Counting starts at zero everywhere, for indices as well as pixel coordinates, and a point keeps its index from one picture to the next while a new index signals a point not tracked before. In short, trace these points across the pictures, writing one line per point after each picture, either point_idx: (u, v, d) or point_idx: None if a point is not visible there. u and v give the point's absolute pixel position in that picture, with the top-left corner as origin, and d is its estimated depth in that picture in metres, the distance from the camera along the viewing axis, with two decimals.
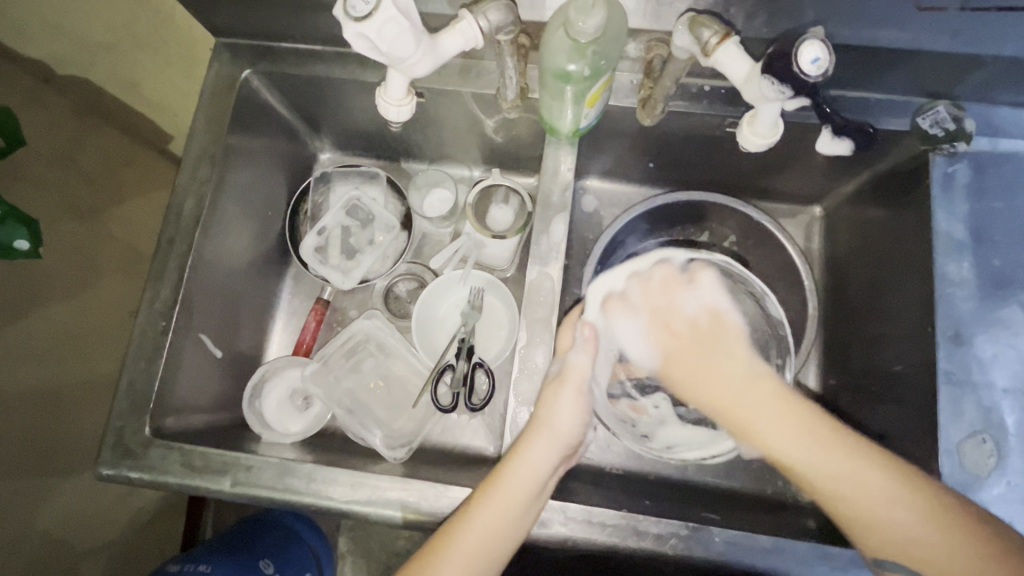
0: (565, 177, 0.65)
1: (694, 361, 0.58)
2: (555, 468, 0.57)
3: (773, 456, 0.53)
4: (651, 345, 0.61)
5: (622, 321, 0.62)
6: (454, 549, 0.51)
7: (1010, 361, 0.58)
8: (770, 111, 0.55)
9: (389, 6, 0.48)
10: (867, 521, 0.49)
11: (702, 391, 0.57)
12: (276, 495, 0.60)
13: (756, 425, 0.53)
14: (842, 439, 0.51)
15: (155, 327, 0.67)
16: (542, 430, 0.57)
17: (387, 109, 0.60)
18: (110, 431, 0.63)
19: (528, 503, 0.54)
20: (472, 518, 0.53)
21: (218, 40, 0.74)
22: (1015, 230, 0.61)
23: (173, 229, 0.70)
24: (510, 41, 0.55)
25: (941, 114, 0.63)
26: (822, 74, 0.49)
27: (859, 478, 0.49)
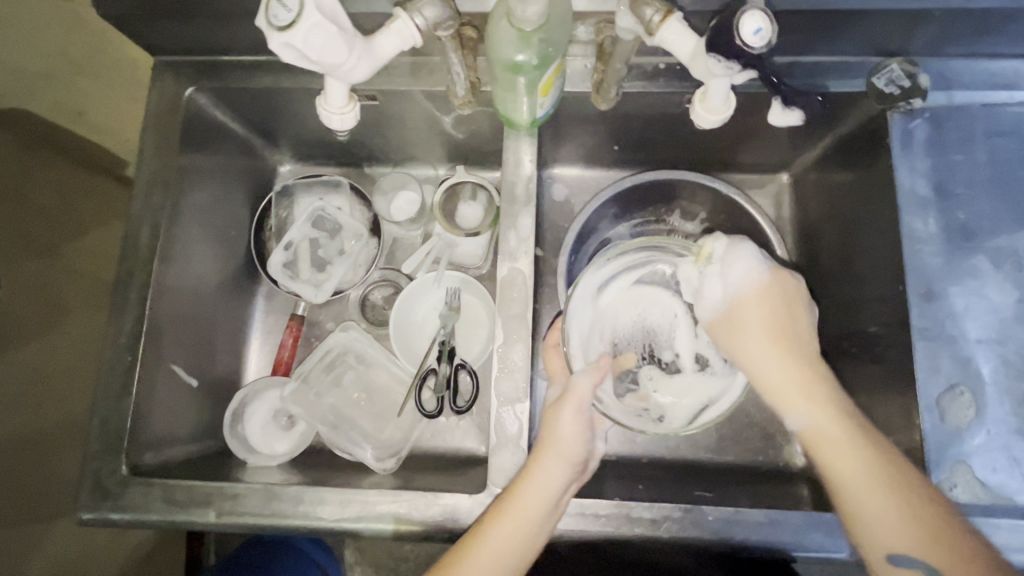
0: (529, 169, 0.63)
1: (773, 325, 0.55)
2: (567, 488, 0.55)
3: (811, 431, 0.52)
4: (754, 282, 0.56)
5: (739, 258, 0.56)
6: (465, 572, 0.52)
7: (981, 311, 0.58)
8: (718, 87, 0.55)
9: (313, 13, 0.47)
10: (846, 504, 0.51)
11: (764, 366, 0.54)
12: (265, 521, 0.59)
13: (794, 394, 0.53)
14: (862, 442, 0.51)
15: (121, 363, 0.65)
16: (550, 454, 0.55)
17: (329, 118, 0.59)
18: (85, 475, 0.61)
19: (539, 527, 0.53)
20: (482, 540, 0.52)
21: (157, 58, 0.71)
22: (976, 182, 0.61)
23: (130, 260, 0.67)
24: (450, 36, 0.53)
25: (895, 72, 0.63)
26: (766, 44, 0.48)
27: (875, 478, 0.50)
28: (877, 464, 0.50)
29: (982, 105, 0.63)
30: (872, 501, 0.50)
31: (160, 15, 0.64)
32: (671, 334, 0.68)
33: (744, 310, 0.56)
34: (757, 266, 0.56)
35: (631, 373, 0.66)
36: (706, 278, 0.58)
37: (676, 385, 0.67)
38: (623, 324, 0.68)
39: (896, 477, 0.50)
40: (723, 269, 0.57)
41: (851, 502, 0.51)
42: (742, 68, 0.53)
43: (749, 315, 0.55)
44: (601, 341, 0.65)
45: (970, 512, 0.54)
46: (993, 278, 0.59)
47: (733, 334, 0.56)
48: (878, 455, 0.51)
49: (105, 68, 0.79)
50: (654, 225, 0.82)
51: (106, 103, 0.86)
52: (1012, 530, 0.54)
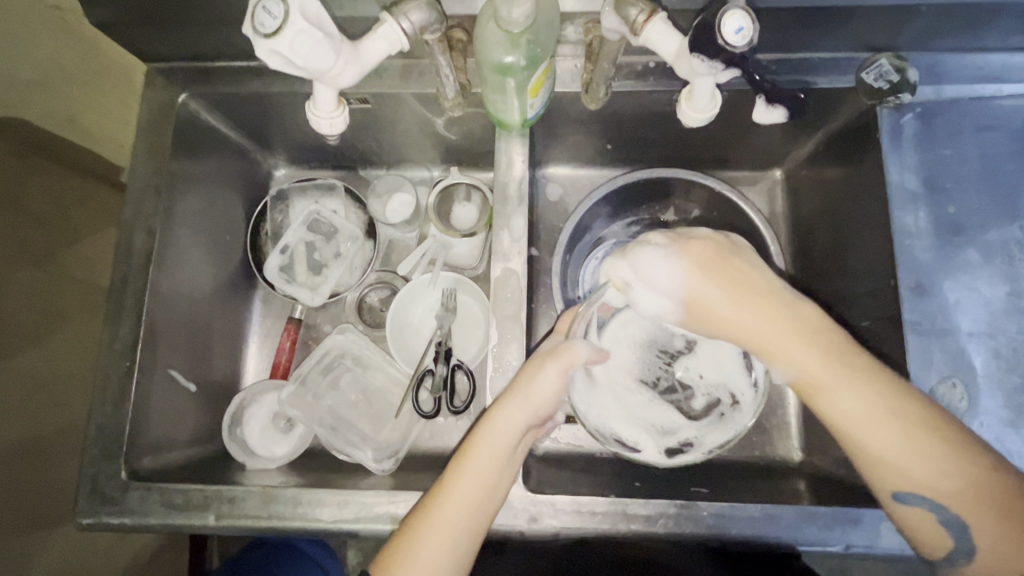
0: (520, 169, 0.64)
1: (732, 290, 0.51)
2: (524, 436, 0.56)
3: (803, 379, 0.51)
4: (682, 270, 0.51)
5: (665, 264, 0.51)
6: (433, 521, 0.52)
7: (973, 304, 0.59)
8: (705, 85, 0.56)
9: (299, 19, 0.48)
10: (865, 445, 0.50)
11: (748, 322, 0.51)
12: (263, 523, 0.60)
13: (787, 347, 0.51)
14: (887, 381, 0.50)
15: (118, 368, 0.66)
16: (513, 397, 0.54)
17: (318, 122, 0.60)
18: (84, 480, 0.62)
19: (496, 476, 0.54)
20: (447, 489, 0.53)
21: (149, 65, 0.71)
22: (966, 175, 0.62)
23: (126, 266, 0.68)
24: (437, 39, 0.54)
25: (884, 67, 0.63)
26: (748, 43, 0.49)
27: (906, 429, 0.49)
28: (909, 404, 0.49)
29: (970, 98, 0.63)
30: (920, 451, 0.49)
31: (152, 22, 0.64)
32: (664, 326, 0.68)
33: (700, 295, 0.51)
34: (670, 258, 0.52)
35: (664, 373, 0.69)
36: (636, 291, 0.53)
37: (699, 359, 0.69)
38: (626, 347, 0.68)
39: (922, 419, 0.49)
40: (655, 269, 0.52)
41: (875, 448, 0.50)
42: (726, 68, 0.53)
43: (704, 296, 0.51)
44: (622, 383, 0.66)
45: None
46: (984, 271, 0.59)
47: (704, 317, 0.52)
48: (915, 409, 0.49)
49: (97, 75, 0.79)
50: (648, 223, 0.82)
51: (98, 110, 0.86)
52: None
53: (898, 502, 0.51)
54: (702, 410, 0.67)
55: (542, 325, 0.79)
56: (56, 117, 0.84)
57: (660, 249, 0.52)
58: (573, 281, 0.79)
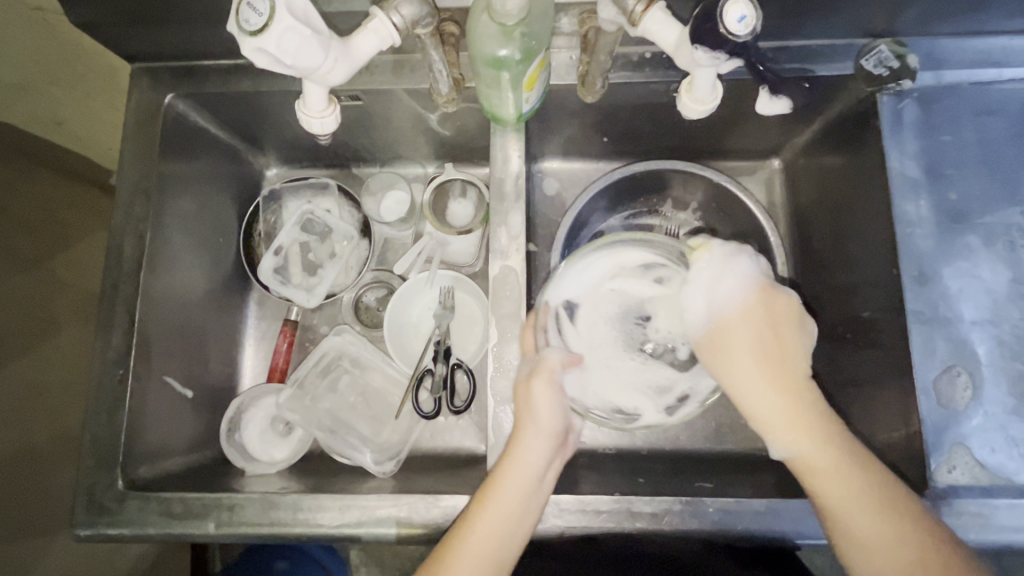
0: (517, 164, 0.62)
1: (761, 355, 0.54)
2: (551, 462, 0.56)
3: (801, 459, 0.53)
4: (736, 301, 0.55)
5: (724, 285, 0.56)
6: (456, 561, 0.51)
7: (975, 292, 0.58)
8: (705, 76, 0.55)
9: (286, 16, 0.46)
10: (842, 527, 0.51)
11: (756, 391, 0.53)
12: (264, 530, 0.59)
13: (783, 425, 0.53)
14: (865, 477, 0.51)
15: (111, 376, 0.64)
16: (529, 429, 0.55)
17: (309, 121, 0.58)
18: (80, 491, 0.61)
19: (523, 509, 0.53)
20: (471, 528, 0.52)
21: (136, 65, 0.69)
22: (967, 162, 0.61)
23: (116, 271, 0.66)
24: (429, 33, 0.52)
25: (884, 54, 0.62)
26: (751, 32, 0.48)
27: (858, 505, 0.51)
28: (863, 479, 0.51)
29: (970, 84, 0.62)
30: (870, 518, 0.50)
31: (136, 21, 0.63)
32: (623, 291, 0.66)
33: (731, 330, 0.55)
34: (742, 287, 0.56)
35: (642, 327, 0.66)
36: (692, 287, 0.58)
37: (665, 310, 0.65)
38: (597, 324, 0.65)
39: (884, 499, 0.51)
40: (722, 278, 0.57)
41: (852, 542, 0.51)
42: (728, 59, 0.52)
43: (739, 332, 0.54)
44: (609, 361, 0.64)
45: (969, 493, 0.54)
46: (986, 258, 0.59)
47: (721, 351, 0.55)
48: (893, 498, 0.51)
49: (80, 79, 0.77)
50: (648, 216, 0.82)
51: (83, 114, 0.84)
52: (1012, 509, 0.54)
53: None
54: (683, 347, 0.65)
55: None
56: (45, 119, 0.82)
57: (747, 271, 0.56)
58: None
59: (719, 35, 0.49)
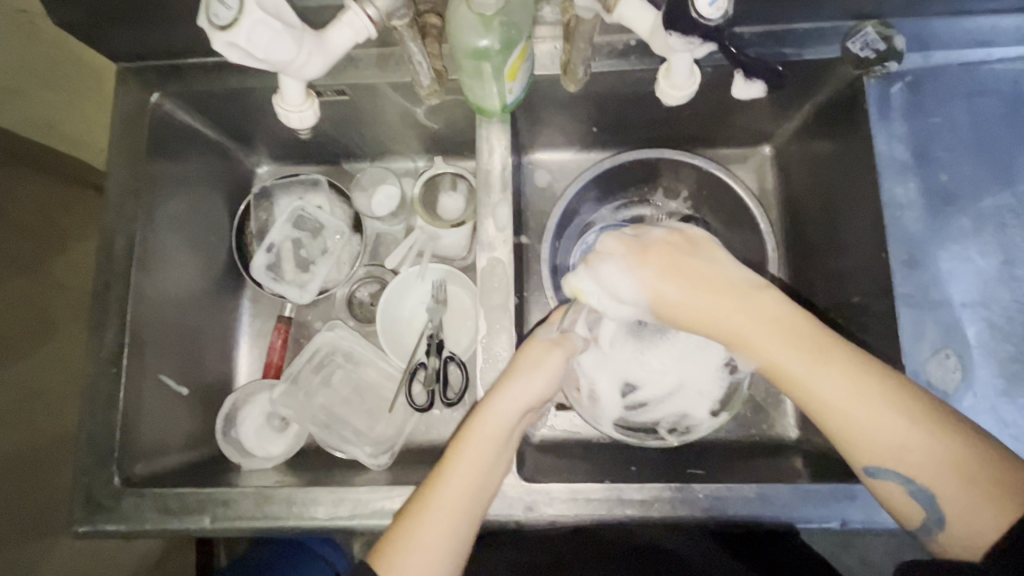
0: (503, 154, 0.62)
1: (700, 291, 0.53)
2: (521, 421, 0.56)
3: (768, 365, 0.51)
4: (636, 282, 0.55)
5: (611, 273, 0.55)
6: (429, 511, 0.52)
7: (965, 274, 0.58)
8: (682, 62, 0.55)
9: (255, 9, 0.46)
10: (850, 433, 0.48)
11: (718, 320, 0.53)
12: (259, 524, 0.60)
13: (753, 335, 0.51)
14: (841, 367, 0.48)
15: (106, 375, 0.65)
16: (509, 382, 0.55)
17: (288, 116, 0.59)
18: (78, 488, 0.62)
19: (492, 460, 0.54)
20: (446, 478, 0.53)
21: (120, 65, 0.69)
22: (957, 144, 0.60)
23: (108, 271, 0.67)
24: (406, 26, 0.52)
25: (869, 36, 0.62)
26: (722, 15, 0.48)
27: (857, 399, 0.47)
28: (858, 370, 0.48)
29: (960, 64, 0.62)
30: (874, 415, 0.47)
31: (121, 20, 0.63)
32: (616, 333, 0.67)
33: (658, 290, 0.54)
34: (626, 271, 0.55)
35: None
36: (596, 296, 0.57)
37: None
38: (641, 356, 0.68)
39: (896, 394, 0.47)
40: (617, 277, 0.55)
41: (843, 432, 0.49)
42: (703, 43, 0.52)
43: (664, 289, 0.54)
44: (680, 344, 0.69)
45: None
46: (975, 240, 0.59)
47: (673, 310, 0.54)
48: (894, 391, 0.48)
49: (67, 76, 0.78)
50: (639, 206, 0.82)
51: (74, 113, 0.84)
52: None
53: (871, 477, 0.49)
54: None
55: (533, 313, 0.78)
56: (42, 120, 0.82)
57: (618, 254, 0.56)
58: (563, 267, 0.78)
59: (691, 20, 0.50)
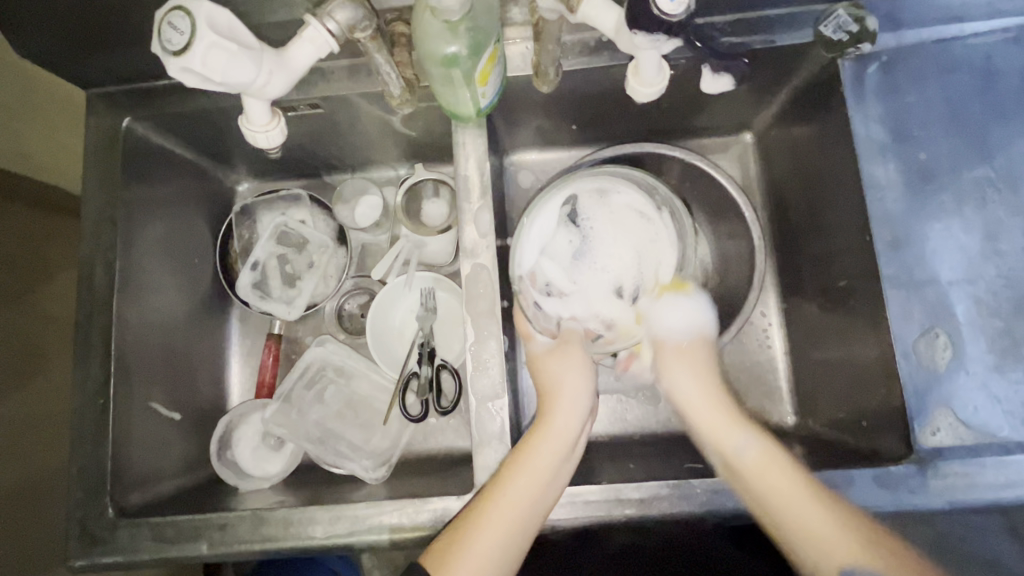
0: (480, 159, 0.61)
1: (705, 371, 0.64)
2: (579, 435, 0.62)
3: (744, 462, 0.57)
4: (687, 330, 0.66)
5: (670, 307, 0.66)
6: (488, 519, 0.54)
7: (949, 251, 0.58)
8: (649, 59, 0.56)
9: (206, 34, 0.47)
10: (786, 519, 0.54)
11: (690, 389, 0.63)
12: (256, 547, 0.59)
13: (724, 427, 0.60)
14: (789, 466, 0.56)
15: (93, 406, 0.64)
16: (563, 395, 0.63)
17: (255, 138, 0.58)
18: (72, 523, 0.61)
19: (559, 467, 0.57)
20: (508, 483, 0.55)
21: (88, 91, 0.68)
22: (935, 121, 0.60)
23: (89, 301, 0.66)
24: (369, 38, 0.51)
25: (841, 18, 0.60)
26: (684, 9, 0.49)
27: (807, 498, 0.54)
28: (794, 468, 0.56)
29: (934, 42, 0.61)
30: (811, 508, 0.53)
31: (84, 45, 0.62)
32: (566, 271, 0.66)
33: (692, 351, 0.65)
34: (687, 314, 0.66)
35: (561, 223, 0.66)
36: (659, 310, 0.66)
37: (533, 242, 0.65)
38: (597, 265, 0.66)
39: (833, 503, 0.53)
40: (675, 308, 0.66)
41: (764, 479, 0.55)
42: (668, 39, 0.53)
43: (699, 351, 0.65)
44: (612, 229, 0.67)
45: (954, 453, 0.54)
46: (959, 217, 0.58)
47: (681, 359, 0.65)
48: (834, 502, 0.53)
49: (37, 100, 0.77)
50: None
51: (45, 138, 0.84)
52: (998, 467, 0.54)
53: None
54: (551, 211, 0.66)
55: None
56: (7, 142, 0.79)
57: (689, 301, 0.67)
58: None
59: (653, 16, 0.50)
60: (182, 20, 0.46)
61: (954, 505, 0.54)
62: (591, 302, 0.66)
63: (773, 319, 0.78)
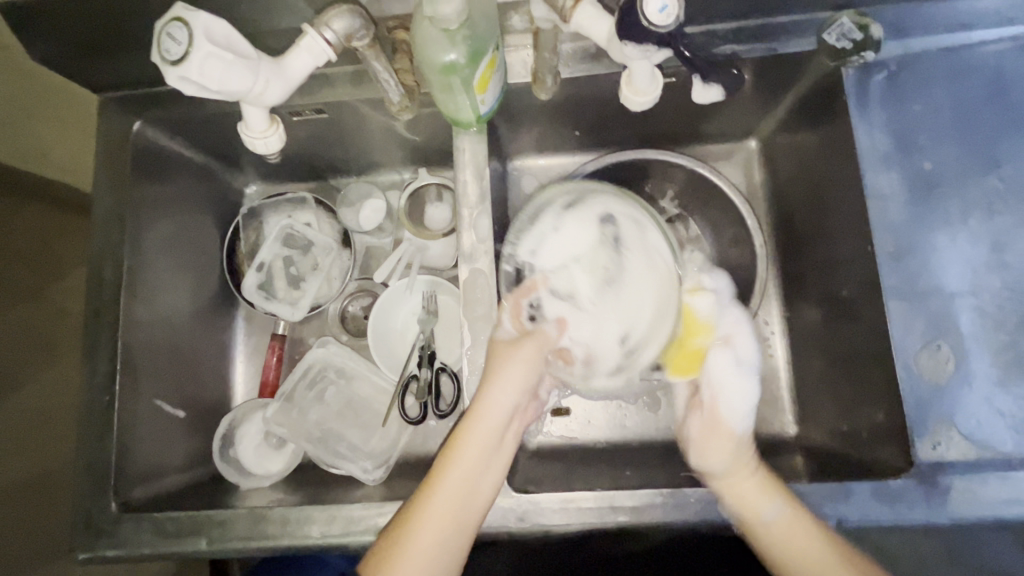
0: (481, 164, 0.62)
1: (727, 429, 0.62)
2: (510, 424, 0.58)
3: (777, 525, 0.55)
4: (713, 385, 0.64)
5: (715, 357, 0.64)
6: (419, 522, 0.53)
7: (953, 262, 0.57)
8: (642, 68, 0.56)
9: (205, 43, 0.48)
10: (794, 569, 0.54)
11: (719, 459, 0.60)
12: (253, 544, 0.60)
13: (753, 495, 0.56)
14: (814, 530, 0.54)
15: (99, 402, 0.66)
16: (495, 385, 0.57)
17: (253, 143, 0.60)
18: (78, 516, 0.63)
19: (489, 464, 0.56)
20: (439, 481, 0.54)
21: (102, 95, 0.70)
22: (940, 130, 0.59)
23: (98, 299, 0.67)
24: (365, 47, 0.53)
25: (846, 25, 0.60)
26: (673, 21, 0.49)
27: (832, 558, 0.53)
28: (813, 525, 0.54)
29: (940, 49, 0.60)
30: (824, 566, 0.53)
31: (98, 50, 0.63)
32: (589, 287, 0.65)
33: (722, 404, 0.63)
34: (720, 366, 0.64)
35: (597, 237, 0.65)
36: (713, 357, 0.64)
37: (561, 245, 0.65)
38: (619, 299, 0.65)
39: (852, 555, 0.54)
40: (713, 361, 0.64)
41: (786, 550, 0.54)
42: (659, 49, 0.53)
43: (724, 433, 0.61)
44: (644, 272, 0.65)
45: (954, 467, 0.53)
46: (964, 227, 0.57)
47: (715, 431, 0.62)
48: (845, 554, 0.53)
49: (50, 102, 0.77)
50: None
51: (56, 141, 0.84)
52: (1000, 482, 0.53)
53: None
54: (592, 223, 0.65)
55: None
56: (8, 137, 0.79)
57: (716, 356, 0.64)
58: None
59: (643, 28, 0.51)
60: (179, 31, 0.48)
61: (955, 521, 0.53)
62: (591, 329, 0.64)
63: (776, 327, 0.77)
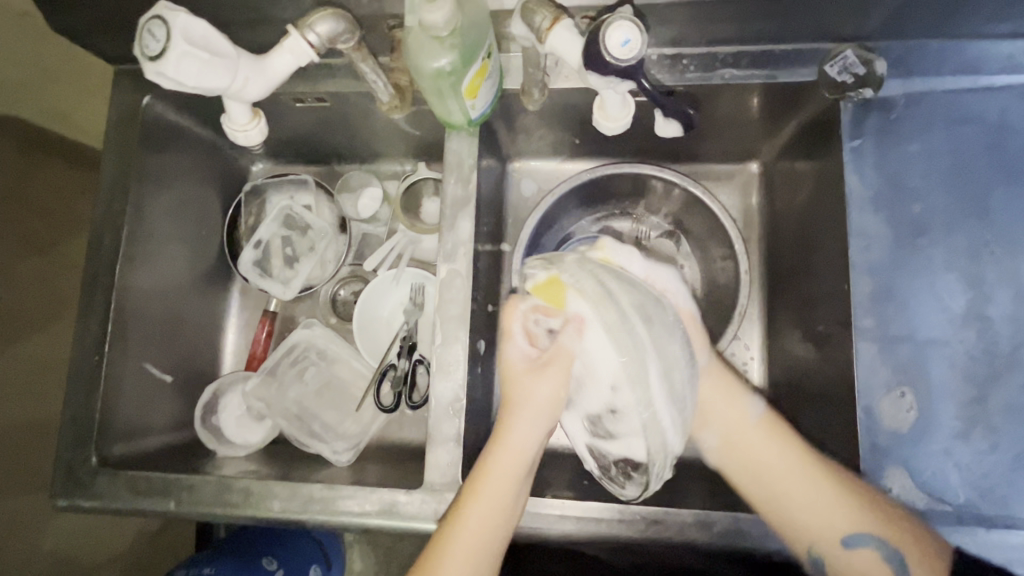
0: (468, 168, 0.63)
1: (766, 440, 0.57)
2: (539, 452, 0.58)
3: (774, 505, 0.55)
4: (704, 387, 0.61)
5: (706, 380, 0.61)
6: (451, 553, 0.51)
7: (929, 310, 0.56)
8: (611, 94, 0.60)
9: (180, 42, 0.51)
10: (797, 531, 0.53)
11: (756, 452, 0.57)
12: (217, 510, 0.63)
13: (767, 479, 0.55)
14: (826, 480, 0.53)
15: (89, 361, 0.69)
16: (521, 412, 0.58)
17: (234, 135, 0.65)
18: (59, 464, 0.66)
19: (519, 489, 0.55)
20: (469, 509, 0.53)
21: (118, 67, 0.73)
22: (934, 174, 0.58)
23: (96, 262, 0.70)
24: (350, 49, 0.56)
25: (849, 59, 0.59)
26: (634, 56, 0.52)
27: (834, 505, 0.52)
28: (817, 479, 0.53)
29: (943, 92, 0.59)
30: (814, 504, 0.53)
31: (114, 25, 0.66)
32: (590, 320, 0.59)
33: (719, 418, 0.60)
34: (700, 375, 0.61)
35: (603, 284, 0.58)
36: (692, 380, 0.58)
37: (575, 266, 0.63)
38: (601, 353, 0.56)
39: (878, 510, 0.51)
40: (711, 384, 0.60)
41: (786, 511, 0.54)
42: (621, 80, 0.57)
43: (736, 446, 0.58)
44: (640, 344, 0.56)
45: None
46: (946, 276, 0.56)
47: (732, 448, 0.59)
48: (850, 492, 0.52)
49: (60, 63, 0.81)
50: (619, 218, 0.81)
51: (64, 99, 0.87)
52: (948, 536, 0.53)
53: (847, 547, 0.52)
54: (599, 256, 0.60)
55: None
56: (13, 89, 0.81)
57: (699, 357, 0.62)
58: None
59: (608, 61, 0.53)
60: (159, 28, 0.51)
61: None
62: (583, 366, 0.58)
63: (755, 353, 0.77)
